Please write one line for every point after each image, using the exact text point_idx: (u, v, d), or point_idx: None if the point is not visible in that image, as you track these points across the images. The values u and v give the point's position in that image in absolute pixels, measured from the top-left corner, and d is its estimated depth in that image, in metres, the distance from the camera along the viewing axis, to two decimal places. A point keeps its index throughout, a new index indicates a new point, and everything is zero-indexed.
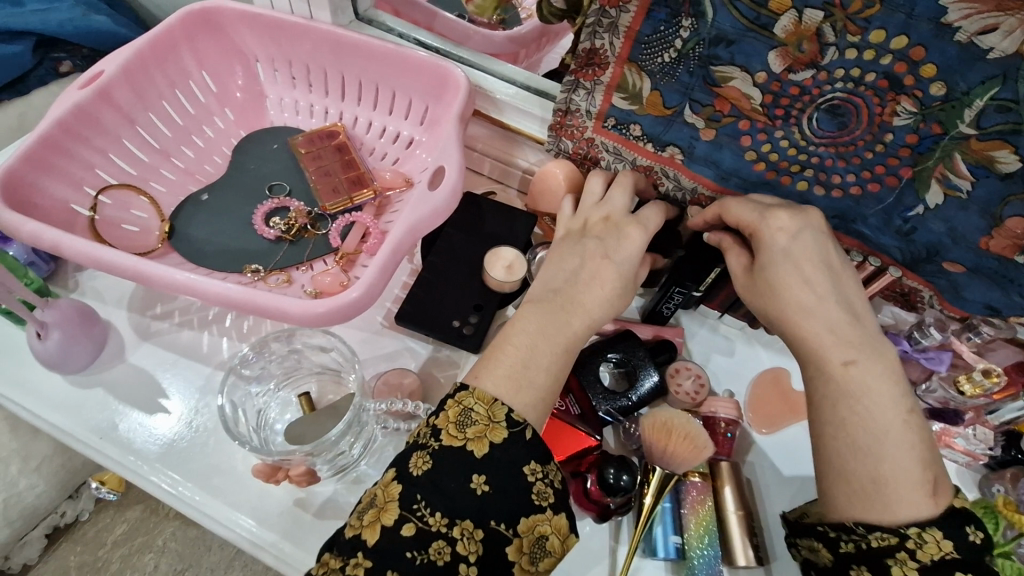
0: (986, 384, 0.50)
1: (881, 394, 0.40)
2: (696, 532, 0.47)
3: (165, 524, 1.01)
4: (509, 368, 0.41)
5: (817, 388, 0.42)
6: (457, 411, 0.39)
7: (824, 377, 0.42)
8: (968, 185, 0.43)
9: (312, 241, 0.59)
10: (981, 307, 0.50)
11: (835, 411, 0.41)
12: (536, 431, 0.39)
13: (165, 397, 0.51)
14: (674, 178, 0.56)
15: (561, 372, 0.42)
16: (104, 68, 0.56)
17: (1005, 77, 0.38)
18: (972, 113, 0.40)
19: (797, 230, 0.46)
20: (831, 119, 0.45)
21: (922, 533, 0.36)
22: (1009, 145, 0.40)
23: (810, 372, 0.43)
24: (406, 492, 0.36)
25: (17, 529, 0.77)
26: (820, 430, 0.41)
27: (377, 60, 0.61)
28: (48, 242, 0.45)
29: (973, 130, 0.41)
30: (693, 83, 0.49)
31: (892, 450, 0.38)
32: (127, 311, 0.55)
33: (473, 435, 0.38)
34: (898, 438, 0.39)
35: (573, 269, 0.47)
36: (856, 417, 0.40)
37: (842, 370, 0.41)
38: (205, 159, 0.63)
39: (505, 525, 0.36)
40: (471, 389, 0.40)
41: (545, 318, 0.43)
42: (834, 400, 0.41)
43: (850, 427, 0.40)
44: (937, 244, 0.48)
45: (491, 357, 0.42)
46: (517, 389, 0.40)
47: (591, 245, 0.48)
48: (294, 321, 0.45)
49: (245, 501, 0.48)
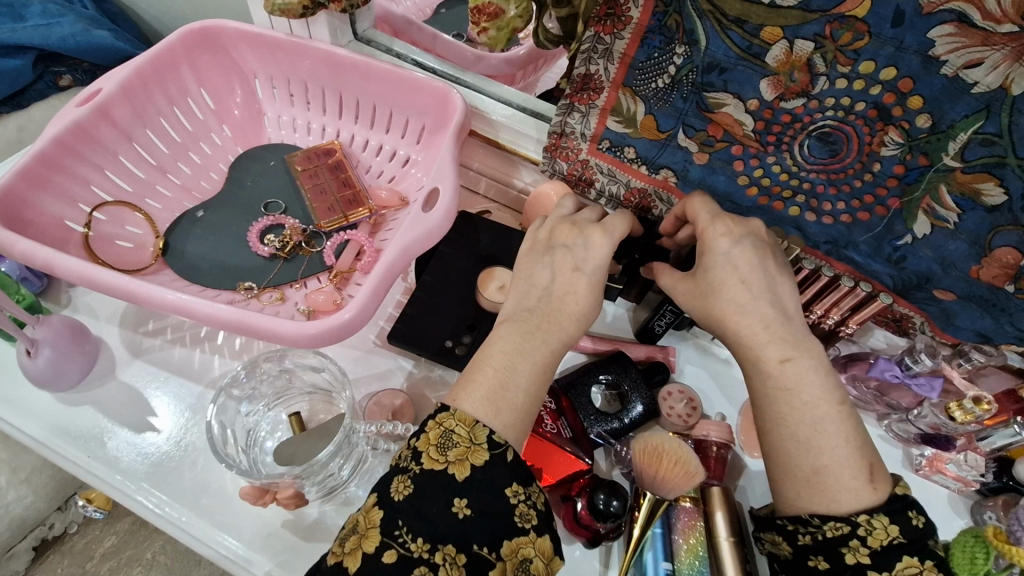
0: (977, 413, 0.49)
1: (815, 387, 0.40)
2: (686, 558, 0.46)
3: (155, 537, 1.01)
4: (487, 391, 0.40)
5: (756, 385, 0.42)
6: (438, 432, 0.39)
7: (763, 375, 0.41)
8: (954, 217, 0.44)
9: (306, 259, 0.60)
10: (974, 335, 0.50)
11: (775, 407, 0.40)
12: (517, 453, 0.39)
13: (154, 414, 0.51)
14: (667, 201, 0.57)
15: (544, 389, 0.42)
16: (102, 85, 0.56)
17: (989, 111, 0.38)
18: (958, 146, 0.41)
19: (756, 243, 0.45)
20: (822, 147, 0.46)
21: (871, 519, 0.37)
22: (995, 178, 0.40)
23: (749, 372, 0.43)
24: (388, 518, 0.36)
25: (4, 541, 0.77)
26: (763, 425, 0.41)
27: (374, 79, 0.62)
28: (41, 260, 0.45)
29: (958, 162, 0.41)
30: (687, 109, 0.50)
31: (830, 441, 0.38)
32: (120, 328, 0.55)
33: (454, 458, 0.38)
34: (835, 428, 0.39)
35: (545, 284, 0.46)
36: (796, 410, 0.40)
37: (778, 367, 0.41)
38: (202, 175, 0.63)
39: (487, 548, 0.36)
40: (453, 410, 0.39)
41: (525, 336, 0.43)
42: (772, 396, 0.41)
43: (790, 421, 0.40)
44: (928, 272, 0.48)
45: (469, 377, 0.41)
46: (496, 409, 0.40)
47: (560, 255, 0.46)
48: (285, 342, 0.45)
49: (232, 522, 0.47)
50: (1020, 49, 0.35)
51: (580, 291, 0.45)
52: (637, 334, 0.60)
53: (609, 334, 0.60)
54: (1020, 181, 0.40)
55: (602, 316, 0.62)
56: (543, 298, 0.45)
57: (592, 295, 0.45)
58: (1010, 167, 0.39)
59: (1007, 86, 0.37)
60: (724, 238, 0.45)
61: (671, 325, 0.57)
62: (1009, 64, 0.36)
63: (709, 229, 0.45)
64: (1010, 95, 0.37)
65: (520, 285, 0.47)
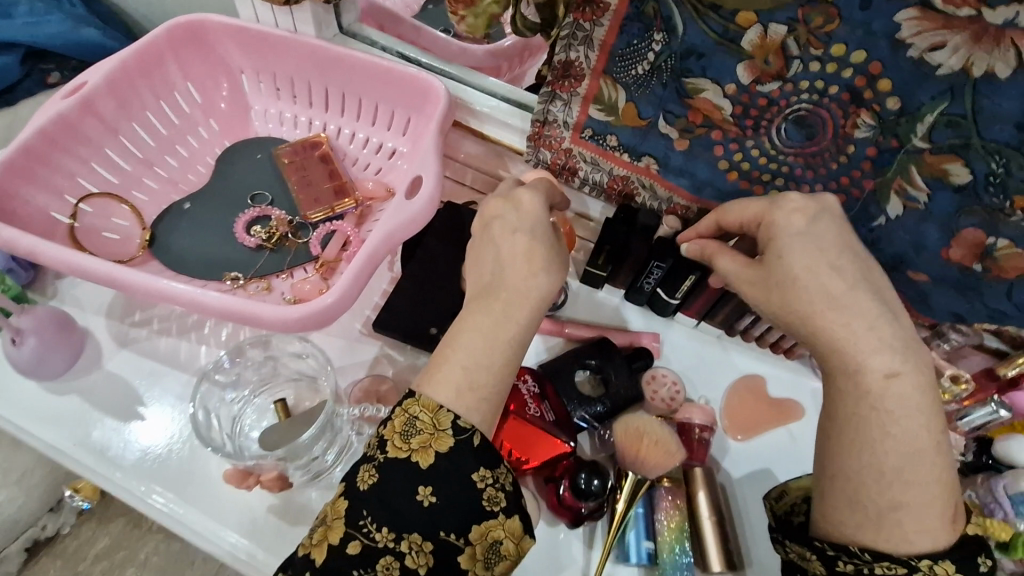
0: (954, 392, 0.52)
1: (920, 412, 0.37)
2: (669, 538, 0.47)
3: (148, 538, 1.02)
4: (451, 377, 0.39)
5: (848, 399, 0.38)
6: (403, 420, 0.38)
7: (861, 390, 0.38)
8: (925, 197, 0.44)
9: (292, 250, 0.60)
10: (948, 316, 0.50)
11: (865, 429, 0.37)
12: (485, 436, 0.39)
13: (141, 404, 0.51)
14: (649, 188, 0.58)
15: (512, 362, 0.40)
16: (89, 78, 0.57)
17: (952, 94, 0.40)
18: (925, 128, 0.42)
19: (814, 213, 0.41)
20: (799, 131, 0.47)
21: (933, 564, 0.36)
22: (961, 159, 0.41)
23: (840, 384, 0.39)
24: (353, 509, 0.37)
25: None
26: (844, 439, 0.38)
27: (359, 73, 0.62)
28: (25, 247, 0.45)
29: (926, 143, 0.42)
30: (667, 96, 0.51)
31: (913, 478, 0.36)
32: (106, 319, 0.55)
33: (418, 446, 0.38)
34: (927, 465, 0.37)
35: (495, 258, 0.43)
36: (888, 438, 0.37)
37: (882, 384, 0.37)
38: (189, 168, 0.64)
39: (455, 535, 0.37)
40: (418, 397, 0.39)
41: (491, 314, 0.41)
42: (865, 416, 0.38)
43: (879, 449, 0.37)
44: (902, 255, 0.48)
45: (436, 366, 0.40)
46: (460, 392, 0.39)
47: (495, 227, 0.43)
48: (267, 326, 0.45)
49: (219, 508, 0.47)
50: (979, 32, 0.37)
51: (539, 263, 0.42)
52: (627, 291, 0.61)
53: (609, 323, 0.62)
54: (984, 164, 0.41)
55: (605, 308, 0.63)
56: (495, 276, 0.42)
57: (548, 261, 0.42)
58: (975, 149, 0.41)
59: (968, 68, 0.38)
60: (799, 214, 0.41)
61: (659, 283, 0.58)
62: (968, 48, 0.37)
63: (778, 214, 0.42)
64: (972, 78, 0.39)
65: (473, 265, 0.44)
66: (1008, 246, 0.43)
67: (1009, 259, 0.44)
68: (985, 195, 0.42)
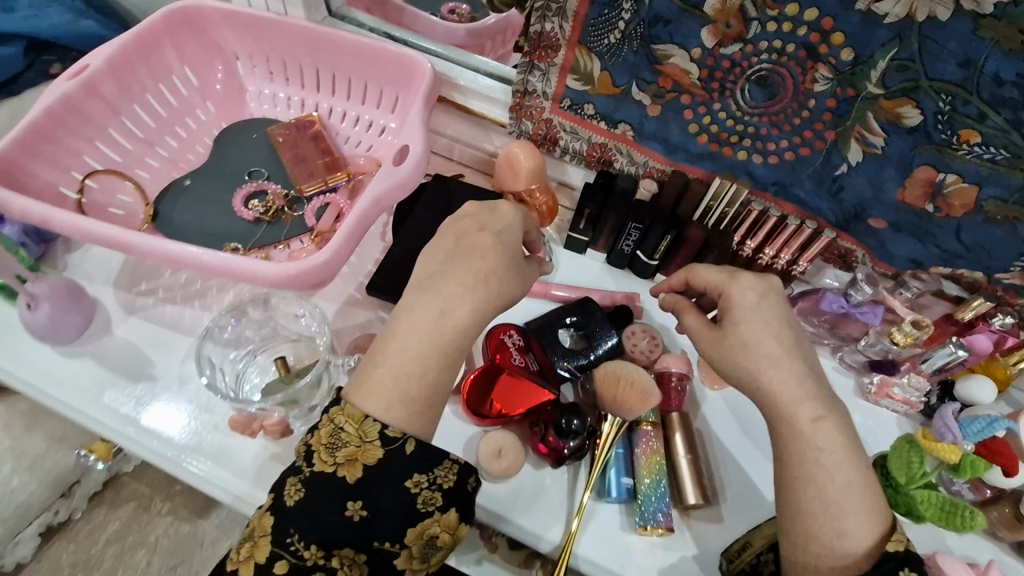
0: (915, 335, 0.54)
1: (849, 449, 0.41)
2: (646, 474, 0.50)
3: (157, 522, 1.12)
4: (381, 384, 0.41)
5: (788, 445, 0.42)
6: (330, 431, 0.40)
7: (795, 433, 0.42)
8: (881, 141, 0.48)
9: (288, 223, 0.63)
10: (908, 261, 0.56)
11: (804, 463, 0.41)
12: (418, 441, 0.41)
13: (150, 364, 0.55)
14: (626, 154, 0.61)
15: (449, 358, 0.42)
16: (89, 61, 0.59)
17: (901, 39, 0.43)
18: (878, 74, 0.45)
19: (764, 290, 0.46)
20: (762, 91, 0.50)
21: None
22: (912, 101, 0.45)
23: (779, 431, 0.43)
24: (280, 527, 0.39)
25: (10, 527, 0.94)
26: (785, 479, 0.42)
27: (347, 53, 0.65)
28: (37, 215, 0.48)
29: (881, 90, 0.46)
30: (638, 63, 0.54)
31: (850, 503, 0.39)
32: (114, 289, 0.58)
33: (345, 459, 0.40)
34: (859, 490, 0.40)
35: (451, 246, 0.46)
36: (825, 470, 0.40)
37: (812, 426, 0.41)
38: (188, 149, 0.67)
39: (388, 543, 0.40)
40: (344, 407, 0.41)
41: (429, 312, 0.43)
42: (803, 456, 0.41)
43: (819, 480, 0.40)
44: (862, 202, 0.53)
45: (367, 373, 0.41)
46: (388, 402, 0.41)
47: (464, 223, 0.47)
48: (266, 284, 0.48)
49: (225, 458, 0.51)
50: None
51: (494, 261, 0.44)
52: (609, 256, 0.65)
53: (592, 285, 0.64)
54: (933, 102, 0.44)
55: (586, 270, 0.65)
56: (440, 269, 0.44)
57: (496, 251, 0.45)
58: (924, 90, 0.44)
59: (912, 15, 0.41)
60: (751, 290, 0.46)
61: (638, 244, 0.61)
62: None
63: (732, 284, 0.46)
64: (916, 24, 0.42)
65: (427, 256, 0.46)
66: (957, 181, 0.47)
67: (956, 195, 0.48)
68: (934, 134, 0.46)
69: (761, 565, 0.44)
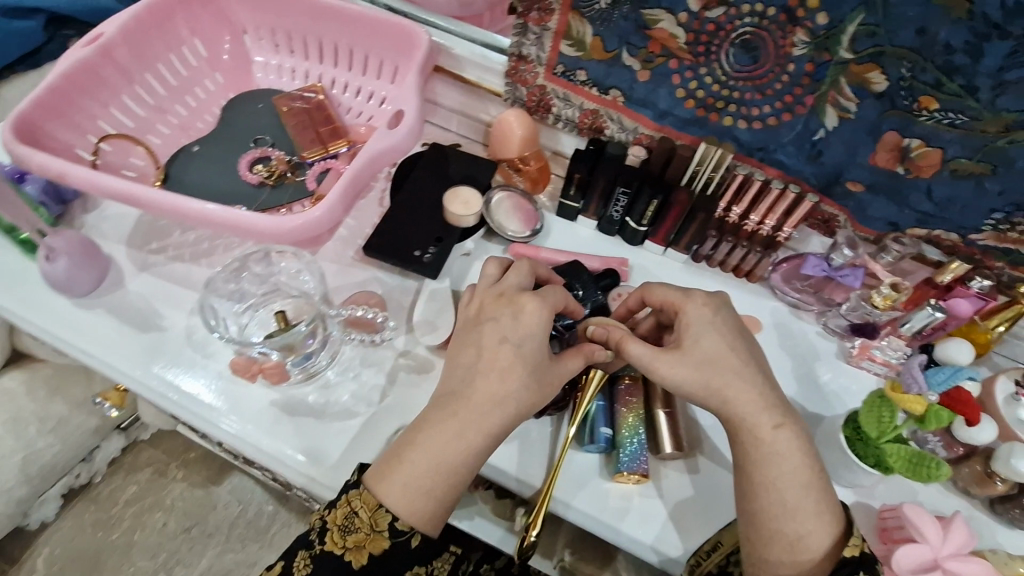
0: (894, 297, 0.55)
1: (803, 454, 0.45)
2: (626, 426, 0.52)
3: (173, 485, 1.18)
4: (403, 480, 0.44)
5: (749, 451, 0.45)
6: (345, 512, 0.46)
7: (756, 440, 0.45)
8: (854, 106, 0.50)
9: (291, 186, 0.66)
10: (886, 224, 0.57)
11: (763, 473, 0.44)
12: (423, 535, 0.46)
13: (160, 316, 0.58)
14: (618, 121, 0.63)
15: (478, 457, 0.46)
16: (104, 29, 0.61)
17: (867, 5, 0.45)
18: (847, 39, 0.47)
19: (717, 306, 0.49)
20: (745, 54, 0.52)
21: None
22: (878, 66, 0.47)
23: (742, 438, 0.46)
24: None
25: (36, 486, 0.99)
26: (748, 484, 0.45)
27: (349, 24, 0.68)
28: (56, 170, 0.52)
29: (851, 54, 0.47)
30: (628, 28, 0.55)
31: (806, 510, 0.43)
32: (128, 247, 0.62)
33: (352, 543, 0.45)
34: (815, 496, 0.43)
35: (468, 363, 0.48)
36: (782, 476, 0.44)
37: (771, 433, 0.45)
38: (197, 117, 0.70)
39: None
40: (360, 491, 0.45)
41: (445, 435, 0.45)
42: (763, 462, 0.44)
43: (779, 485, 0.44)
44: (840, 165, 0.55)
45: (393, 463, 0.45)
46: (407, 498, 0.44)
47: (486, 328, 0.48)
48: (269, 237, 0.51)
49: (228, 405, 0.54)
50: None
51: (499, 362, 0.46)
52: (599, 224, 0.66)
53: (582, 250, 0.66)
54: (897, 68, 0.47)
55: (577, 235, 0.67)
56: (461, 380, 0.47)
57: (501, 389, 0.46)
58: (888, 55, 0.46)
59: None
60: (705, 306, 0.48)
61: (627, 210, 0.63)
62: None
63: (688, 302, 0.49)
64: None
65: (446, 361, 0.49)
66: (921, 145, 0.50)
67: (922, 158, 0.50)
68: (901, 99, 0.48)
69: (731, 565, 0.47)
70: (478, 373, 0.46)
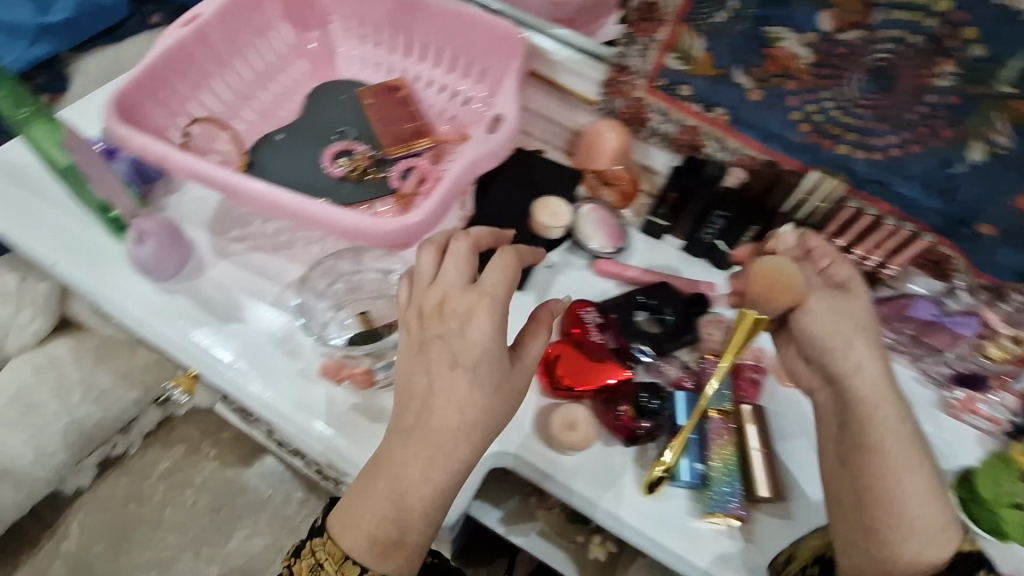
0: (1011, 350, 0.55)
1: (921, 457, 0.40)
2: (718, 462, 0.50)
3: (203, 464, 1.10)
4: (373, 532, 0.40)
5: (868, 455, 0.40)
6: (310, 562, 0.43)
7: (870, 438, 0.40)
8: (1006, 141, 0.46)
9: (373, 183, 0.64)
10: (1014, 273, 0.53)
11: (876, 471, 0.39)
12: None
13: (241, 308, 0.57)
14: (718, 139, 0.59)
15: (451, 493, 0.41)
16: (201, 10, 0.61)
17: None
18: (1010, 73, 0.44)
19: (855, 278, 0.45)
20: (876, 82, 0.49)
21: None
22: None
23: (856, 436, 0.41)
24: None
25: (75, 452, 0.92)
26: (856, 489, 0.40)
27: (441, 20, 0.66)
28: (155, 154, 0.51)
29: (1016, 88, 0.44)
30: (744, 45, 0.52)
31: (920, 519, 0.38)
32: (209, 233, 0.61)
33: None
34: (928, 499, 0.39)
35: (421, 390, 0.42)
36: (898, 478, 0.39)
37: (892, 435, 0.40)
38: (280, 104, 0.68)
39: None
40: (324, 539, 0.42)
41: (424, 471, 0.40)
42: (871, 463, 0.39)
43: (893, 488, 0.39)
44: (976, 204, 0.50)
45: (354, 509, 0.41)
46: (381, 552, 0.41)
47: (434, 348, 0.42)
48: (368, 238, 0.50)
49: (308, 406, 0.53)
50: None
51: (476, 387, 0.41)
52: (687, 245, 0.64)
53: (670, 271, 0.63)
54: None
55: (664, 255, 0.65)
56: (423, 409, 0.41)
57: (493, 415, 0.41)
58: None
59: None
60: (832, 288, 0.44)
61: (719, 234, 0.63)
62: None
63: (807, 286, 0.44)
64: None
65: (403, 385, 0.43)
66: None
67: None
68: None
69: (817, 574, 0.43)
70: (438, 404, 0.41)
